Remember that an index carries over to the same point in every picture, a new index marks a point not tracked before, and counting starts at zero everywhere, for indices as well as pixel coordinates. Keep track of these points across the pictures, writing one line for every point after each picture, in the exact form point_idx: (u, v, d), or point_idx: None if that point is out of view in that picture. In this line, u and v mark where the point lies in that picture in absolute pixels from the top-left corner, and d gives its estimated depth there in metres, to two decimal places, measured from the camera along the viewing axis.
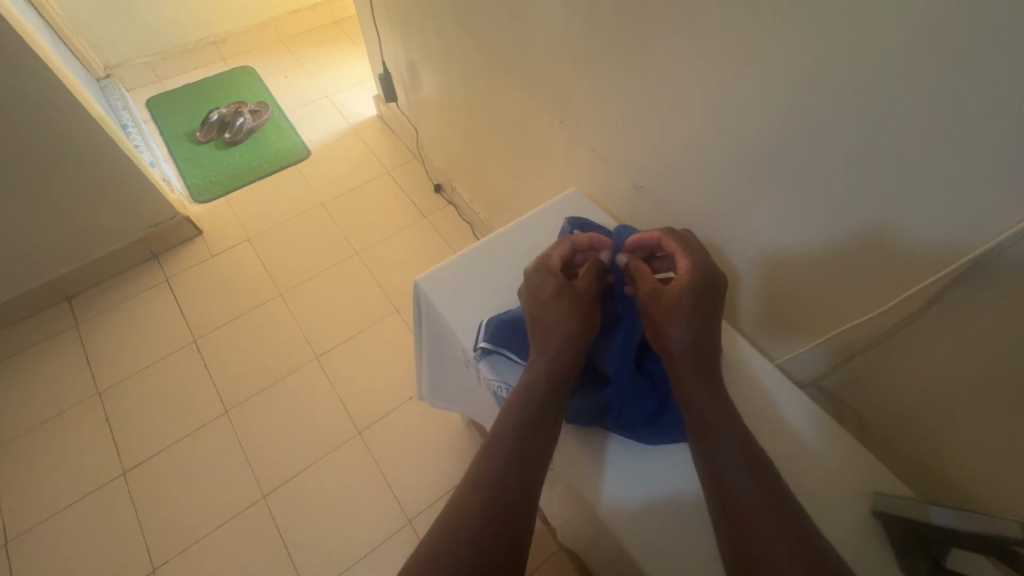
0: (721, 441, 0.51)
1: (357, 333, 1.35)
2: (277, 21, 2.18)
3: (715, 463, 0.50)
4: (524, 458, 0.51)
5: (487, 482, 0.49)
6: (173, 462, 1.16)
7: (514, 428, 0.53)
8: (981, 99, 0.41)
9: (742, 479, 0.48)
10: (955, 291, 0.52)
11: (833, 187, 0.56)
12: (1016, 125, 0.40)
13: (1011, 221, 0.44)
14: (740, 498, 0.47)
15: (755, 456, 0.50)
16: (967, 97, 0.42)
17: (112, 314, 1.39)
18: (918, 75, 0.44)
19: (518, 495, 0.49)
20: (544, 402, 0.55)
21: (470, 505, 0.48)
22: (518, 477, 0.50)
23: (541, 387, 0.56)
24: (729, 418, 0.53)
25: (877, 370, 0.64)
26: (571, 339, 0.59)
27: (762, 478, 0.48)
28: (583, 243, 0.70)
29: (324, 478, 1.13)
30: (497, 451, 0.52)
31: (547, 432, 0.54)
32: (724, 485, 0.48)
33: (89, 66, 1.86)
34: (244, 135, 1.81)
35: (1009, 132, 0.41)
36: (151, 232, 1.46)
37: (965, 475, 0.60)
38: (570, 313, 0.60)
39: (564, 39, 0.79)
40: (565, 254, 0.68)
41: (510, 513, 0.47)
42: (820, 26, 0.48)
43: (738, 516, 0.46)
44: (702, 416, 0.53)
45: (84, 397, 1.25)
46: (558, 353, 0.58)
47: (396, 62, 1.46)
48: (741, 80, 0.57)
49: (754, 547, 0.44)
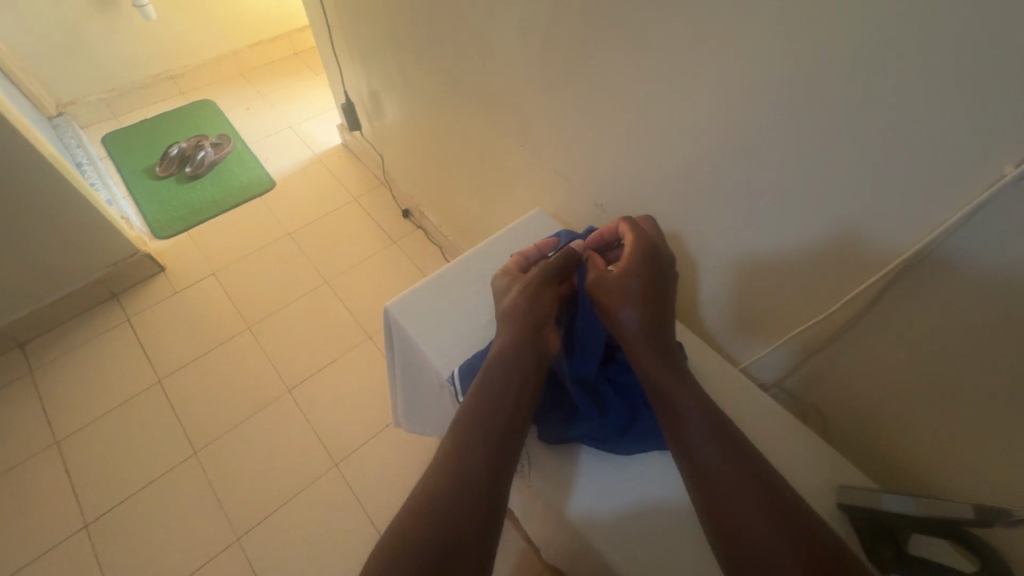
0: (687, 421, 0.52)
1: (328, 363, 1.33)
2: (237, 54, 2.18)
3: (687, 441, 0.51)
4: (490, 442, 0.51)
5: (455, 471, 0.49)
6: (139, 509, 1.11)
7: (474, 415, 0.53)
8: (903, 103, 0.43)
9: (713, 452, 0.50)
10: (895, 289, 0.55)
11: (776, 199, 0.59)
12: (926, 135, 0.44)
13: (936, 224, 0.47)
14: (716, 469, 0.49)
15: (729, 439, 0.50)
16: (891, 102, 0.44)
17: (70, 359, 1.33)
18: (844, 92, 0.46)
19: (485, 477, 0.48)
20: (498, 379, 0.55)
21: (436, 490, 0.48)
22: (486, 462, 0.50)
23: (496, 372, 0.56)
24: (695, 396, 0.54)
25: (835, 369, 0.67)
26: (517, 318, 0.61)
27: (735, 450, 0.50)
28: (534, 253, 0.72)
29: (301, 513, 1.10)
30: (459, 438, 0.51)
31: (505, 409, 0.53)
32: (700, 465, 0.50)
33: (40, 104, 1.81)
34: (205, 169, 1.79)
35: (921, 142, 0.44)
36: (111, 271, 1.42)
37: (926, 466, 0.62)
38: (515, 300, 0.63)
39: (520, 66, 0.81)
40: (520, 264, 0.70)
41: (473, 492, 0.47)
42: (754, 49, 0.50)
43: (716, 486, 0.48)
44: (668, 395, 0.54)
45: (40, 447, 1.19)
46: (511, 335, 0.59)
47: (359, 92, 1.47)
48: (688, 99, 0.60)
49: (736, 525, 0.45)
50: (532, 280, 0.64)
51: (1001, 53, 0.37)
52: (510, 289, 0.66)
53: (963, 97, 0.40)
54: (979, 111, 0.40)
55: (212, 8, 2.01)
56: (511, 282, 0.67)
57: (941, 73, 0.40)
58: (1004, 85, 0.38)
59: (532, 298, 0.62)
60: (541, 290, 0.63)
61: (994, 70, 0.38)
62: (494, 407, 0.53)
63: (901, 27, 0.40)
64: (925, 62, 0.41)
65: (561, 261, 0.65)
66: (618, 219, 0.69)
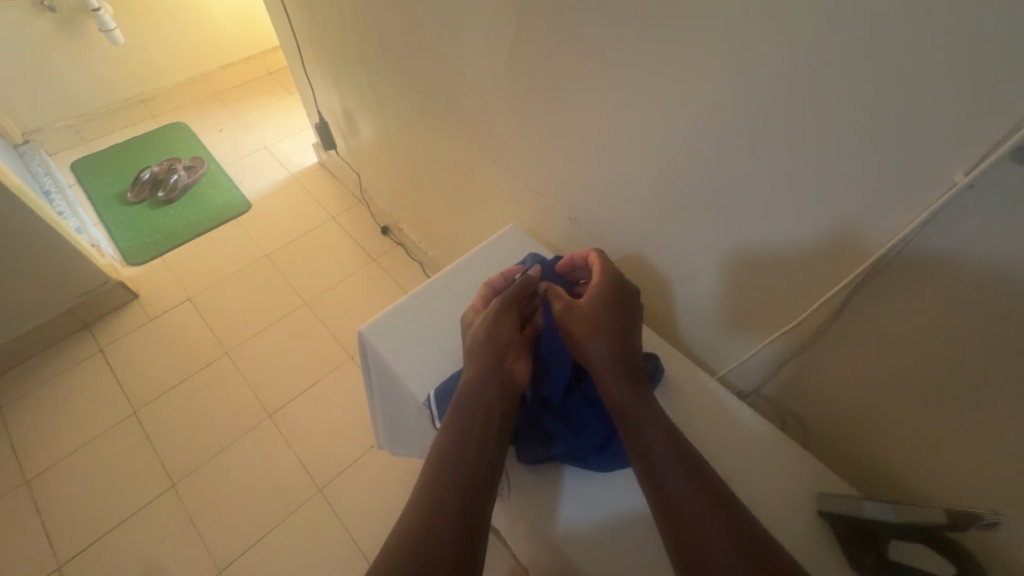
0: (652, 445, 0.52)
1: (309, 386, 1.31)
2: (209, 75, 2.16)
3: (657, 467, 0.51)
4: (463, 474, 0.50)
5: (428, 500, 0.48)
6: (116, 547, 1.07)
7: (446, 450, 0.52)
8: (858, 112, 0.45)
9: (681, 477, 0.49)
10: (862, 294, 0.56)
11: (743, 207, 0.60)
12: (882, 143, 0.45)
13: (897, 229, 0.49)
14: (685, 495, 0.48)
15: (695, 462, 0.51)
16: (848, 111, 0.45)
17: (40, 393, 1.29)
18: (802, 103, 0.48)
19: (459, 510, 0.47)
20: (470, 411, 0.55)
21: (416, 522, 0.46)
22: (460, 494, 0.48)
23: (466, 406, 0.56)
24: (660, 421, 0.54)
25: (808, 375, 0.68)
26: (483, 350, 0.61)
27: (702, 476, 0.49)
28: (500, 280, 0.73)
29: (285, 542, 1.07)
30: (436, 470, 0.50)
31: (478, 439, 0.53)
32: (663, 488, 0.49)
33: (5, 132, 1.77)
34: (179, 193, 1.77)
35: (878, 149, 0.46)
36: (82, 300, 1.38)
37: (901, 467, 0.63)
38: (479, 332, 0.63)
39: (489, 83, 0.82)
40: (485, 296, 0.71)
41: (452, 522, 0.46)
42: (716, 64, 0.52)
43: (686, 514, 0.47)
44: (635, 421, 0.54)
45: (10, 487, 1.14)
46: (477, 367, 0.59)
47: (332, 111, 1.47)
48: (654, 113, 0.61)
49: (699, 549, 0.45)
50: (496, 314, 0.64)
51: (950, 65, 0.38)
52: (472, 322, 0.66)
53: (916, 108, 0.42)
54: (928, 119, 0.41)
55: (182, 30, 2.00)
56: (476, 315, 0.67)
57: (895, 84, 0.42)
58: (954, 96, 0.39)
59: (497, 331, 0.63)
60: (505, 322, 0.64)
61: (943, 80, 0.39)
62: (467, 437, 0.53)
63: (853, 41, 0.42)
64: (877, 74, 0.42)
65: (517, 290, 0.67)
66: (588, 250, 0.71)
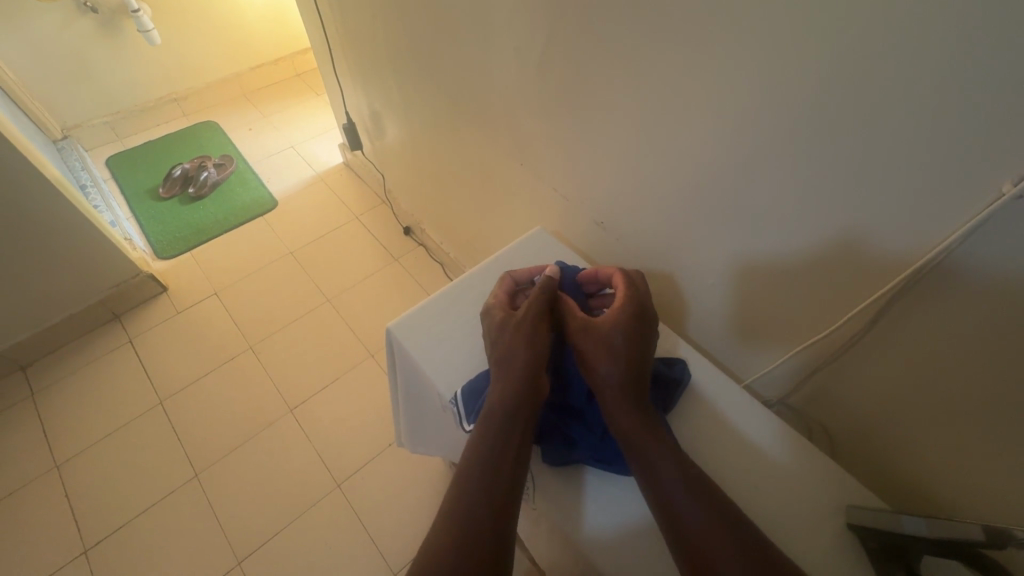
0: (659, 470, 0.52)
1: (330, 382, 1.32)
2: (240, 76, 2.21)
3: (662, 493, 0.51)
4: (493, 488, 0.50)
5: (457, 512, 0.48)
6: (139, 534, 1.09)
7: (473, 465, 0.52)
8: (893, 121, 0.44)
9: (688, 498, 0.49)
10: (894, 307, 0.55)
11: (772, 216, 0.59)
12: (919, 153, 0.44)
13: (935, 241, 0.47)
14: (691, 522, 0.48)
15: (705, 487, 0.51)
16: (882, 122, 0.44)
17: (70, 381, 1.33)
18: (835, 114, 0.47)
19: (489, 525, 0.47)
20: (501, 423, 0.55)
21: (447, 538, 0.46)
22: (490, 508, 0.48)
23: (495, 418, 0.56)
24: (670, 447, 0.54)
25: (837, 387, 0.67)
26: (517, 358, 0.61)
27: (708, 498, 0.49)
28: (523, 276, 0.75)
29: (303, 535, 1.08)
30: (463, 484, 0.51)
31: (509, 450, 0.53)
32: (670, 510, 0.50)
33: (46, 128, 1.83)
34: (209, 189, 1.81)
35: (914, 160, 0.45)
36: (114, 292, 1.42)
37: (934, 484, 0.62)
38: (512, 339, 0.63)
39: (517, 87, 0.82)
40: (507, 291, 0.72)
41: (480, 536, 0.46)
42: (747, 72, 0.51)
43: (691, 537, 0.47)
44: (640, 446, 0.54)
45: (41, 471, 1.18)
46: (509, 377, 0.59)
47: (360, 112, 1.49)
48: (682, 120, 0.60)
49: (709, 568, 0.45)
50: (528, 319, 0.64)
51: (996, 73, 0.37)
52: (503, 324, 0.65)
53: (959, 117, 0.40)
54: (969, 129, 0.40)
55: (215, 31, 2.04)
56: (503, 317, 0.66)
57: (937, 92, 0.40)
58: (997, 106, 0.38)
59: (527, 337, 0.62)
60: (536, 326, 0.64)
61: (983, 92, 0.38)
62: (498, 450, 0.53)
63: (889, 51, 0.41)
64: (913, 83, 0.41)
65: (543, 295, 0.67)
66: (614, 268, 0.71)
